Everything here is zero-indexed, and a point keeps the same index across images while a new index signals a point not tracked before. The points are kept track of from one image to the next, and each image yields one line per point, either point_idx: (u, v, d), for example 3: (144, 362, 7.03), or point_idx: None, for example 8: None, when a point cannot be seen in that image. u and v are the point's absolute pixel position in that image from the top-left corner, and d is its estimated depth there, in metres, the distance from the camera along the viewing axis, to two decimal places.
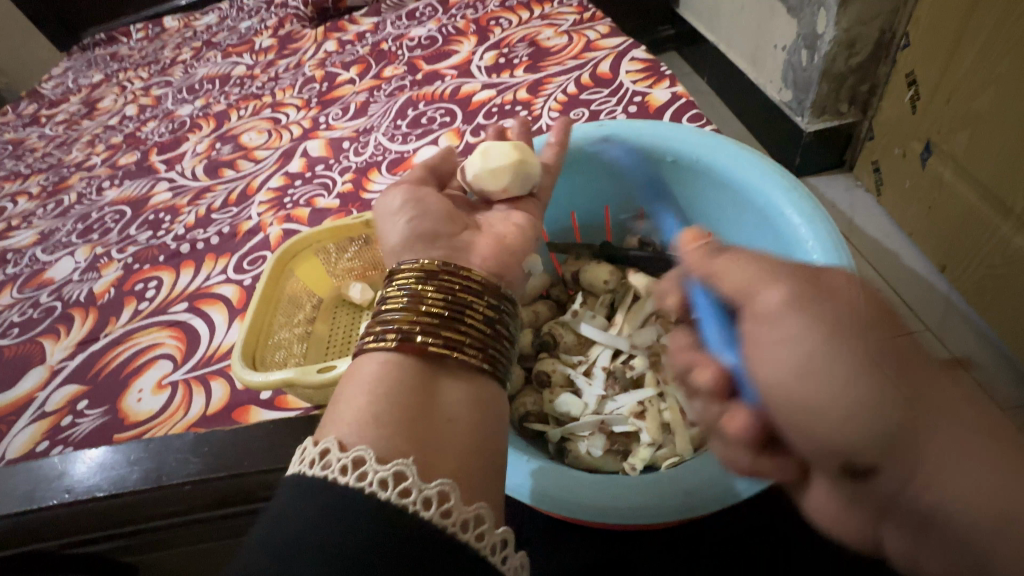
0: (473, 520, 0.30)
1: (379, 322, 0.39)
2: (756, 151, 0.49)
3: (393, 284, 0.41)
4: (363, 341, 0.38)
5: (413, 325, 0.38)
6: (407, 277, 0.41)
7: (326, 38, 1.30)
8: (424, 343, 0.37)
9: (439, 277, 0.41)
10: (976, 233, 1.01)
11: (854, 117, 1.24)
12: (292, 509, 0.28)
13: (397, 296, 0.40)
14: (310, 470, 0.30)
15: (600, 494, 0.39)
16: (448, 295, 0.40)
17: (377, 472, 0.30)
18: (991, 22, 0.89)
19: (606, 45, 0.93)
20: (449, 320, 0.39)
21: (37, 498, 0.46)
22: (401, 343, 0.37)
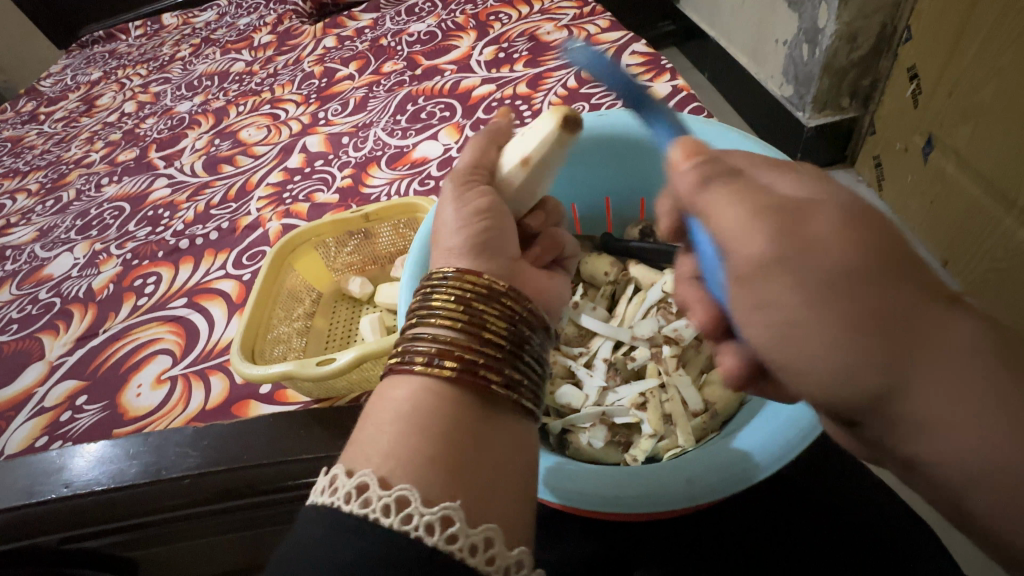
0: (518, 566, 0.30)
1: (436, 345, 0.37)
2: (755, 140, 0.49)
3: (449, 298, 0.39)
4: (414, 362, 0.36)
5: (474, 355, 0.36)
6: (468, 292, 0.39)
7: (324, 34, 1.29)
8: (485, 376, 0.36)
9: (499, 305, 0.40)
10: (979, 227, 1.01)
11: (855, 111, 1.24)
12: (332, 551, 0.28)
13: (459, 315, 0.38)
14: (349, 506, 0.29)
15: (606, 481, 0.39)
16: (508, 323, 0.40)
17: (423, 516, 0.29)
18: (993, 15, 0.89)
19: (606, 38, 0.93)
20: (508, 354, 0.38)
21: (35, 493, 0.46)
22: (458, 374, 0.36)
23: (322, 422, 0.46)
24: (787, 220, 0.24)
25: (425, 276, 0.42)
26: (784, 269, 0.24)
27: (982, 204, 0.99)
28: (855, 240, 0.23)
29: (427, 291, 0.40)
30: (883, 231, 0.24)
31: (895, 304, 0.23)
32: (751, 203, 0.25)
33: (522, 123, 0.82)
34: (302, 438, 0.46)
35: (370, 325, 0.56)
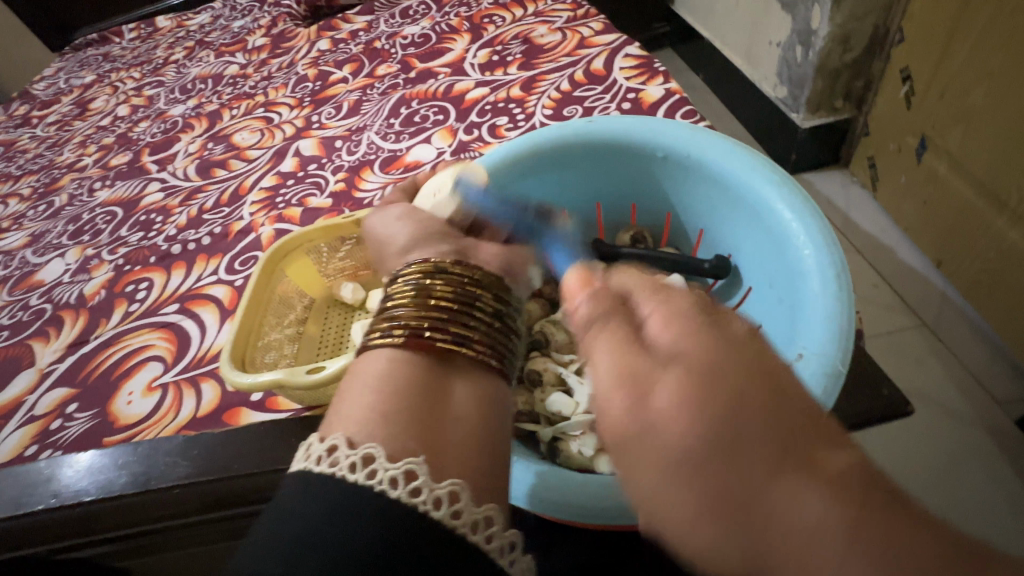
0: (483, 521, 0.29)
1: (388, 318, 0.37)
2: (747, 147, 0.49)
3: (404, 282, 0.40)
4: (371, 338, 0.37)
5: (422, 320, 0.36)
6: (419, 272, 0.40)
7: (319, 37, 1.29)
8: (433, 337, 0.35)
9: (447, 277, 0.40)
10: (973, 227, 1.01)
11: (849, 113, 1.24)
12: (298, 509, 0.27)
13: (408, 293, 0.39)
14: (318, 467, 0.29)
15: (585, 493, 0.38)
16: (459, 289, 0.39)
17: (387, 470, 0.28)
18: (985, 16, 0.89)
19: (600, 41, 0.93)
20: (459, 315, 0.37)
21: (24, 503, 0.45)
22: (407, 339, 0.35)
23: (314, 430, 0.46)
24: (644, 383, 0.24)
25: (388, 277, 0.44)
26: (641, 434, 0.23)
27: (975, 205, 1.00)
28: (696, 398, 0.22)
29: (387, 285, 0.41)
30: (734, 387, 0.22)
31: (740, 478, 0.20)
32: (620, 356, 0.26)
33: (515, 127, 0.82)
34: (293, 446, 0.45)
35: (361, 331, 0.56)
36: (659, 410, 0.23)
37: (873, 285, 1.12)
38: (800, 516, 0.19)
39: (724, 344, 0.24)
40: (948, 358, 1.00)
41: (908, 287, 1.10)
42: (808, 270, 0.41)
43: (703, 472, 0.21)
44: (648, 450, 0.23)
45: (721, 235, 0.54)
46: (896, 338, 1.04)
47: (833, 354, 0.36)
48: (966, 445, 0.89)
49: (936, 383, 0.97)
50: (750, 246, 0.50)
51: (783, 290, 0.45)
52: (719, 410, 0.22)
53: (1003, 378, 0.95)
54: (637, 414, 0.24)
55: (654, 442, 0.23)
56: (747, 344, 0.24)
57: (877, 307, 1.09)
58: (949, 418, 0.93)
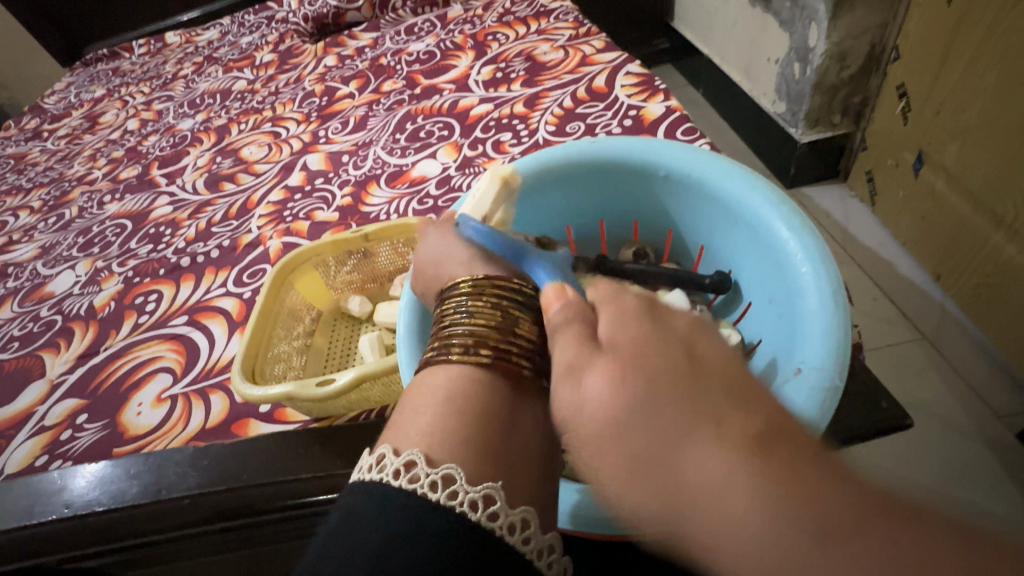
0: (519, 523, 0.30)
1: (472, 336, 0.38)
2: (746, 167, 0.50)
3: (480, 303, 0.41)
4: (452, 353, 0.37)
5: (507, 345, 0.38)
6: (498, 297, 0.42)
7: (325, 53, 1.32)
8: (518, 364, 0.38)
9: (525, 308, 0.42)
10: (970, 241, 1.02)
11: (846, 128, 1.26)
12: (381, 521, 0.29)
13: (490, 315, 0.40)
14: (398, 481, 0.30)
15: (615, 504, 0.36)
16: (534, 321, 0.41)
17: (428, 475, 0.30)
18: (978, 36, 0.91)
19: (601, 59, 0.95)
20: (536, 345, 0.40)
21: (37, 513, 0.46)
22: (494, 360, 0.37)
23: (321, 442, 0.47)
24: (581, 371, 0.30)
25: (450, 288, 0.44)
26: (579, 410, 0.29)
27: (973, 219, 1.01)
28: (626, 383, 0.27)
29: (457, 301, 0.42)
30: (650, 366, 0.27)
31: (658, 435, 0.25)
32: (569, 352, 0.32)
33: (519, 143, 0.84)
34: (302, 458, 0.46)
35: (368, 344, 0.57)
36: (592, 392, 0.28)
37: (873, 298, 1.13)
38: (703, 479, 0.23)
39: (658, 333, 0.30)
40: (949, 371, 1.00)
41: (908, 300, 1.11)
42: (806, 287, 0.42)
43: (618, 430, 0.26)
44: (586, 418, 0.28)
45: (721, 251, 0.55)
46: (896, 351, 1.04)
47: (831, 370, 0.36)
48: (968, 460, 0.90)
49: (937, 396, 0.97)
50: (749, 262, 0.51)
51: (783, 307, 0.45)
52: (639, 388, 0.27)
53: (1004, 392, 0.95)
54: (575, 395, 0.29)
55: (589, 414, 0.28)
56: (679, 340, 0.29)
57: (877, 320, 1.10)
58: (950, 431, 0.93)
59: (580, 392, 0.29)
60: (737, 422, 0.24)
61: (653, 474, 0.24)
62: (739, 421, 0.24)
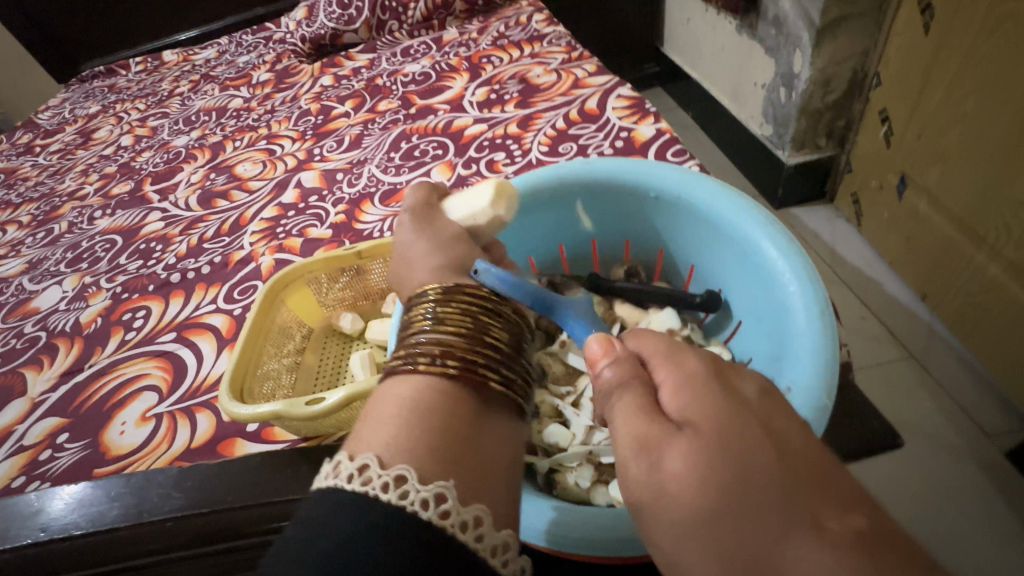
0: (470, 520, 0.29)
1: (439, 346, 0.37)
2: (736, 189, 0.51)
3: (452, 310, 0.40)
4: (416, 362, 0.36)
5: (474, 356, 0.37)
6: (470, 307, 0.41)
7: (322, 73, 1.34)
8: (486, 375, 0.37)
9: (499, 320, 0.42)
10: (953, 261, 1.04)
11: (832, 150, 1.29)
12: (328, 525, 0.28)
13: (459, 324, 0.39)
14: (351, 485, 0.29)
15: (597, 523, 0.36)
16: (505, 334, 0.41)
17: (380, 477, 0.29)
18: (955, 63, 0.94)
19: (593, 83, 0.97)
20: (504, 357, 0.39)
21: (12, 537, 0.45)
22: (461, 373, 0.36)
23: (310, 462, 0.46)
24: (661, 447, 0.30)
25: (421, 289, 0.43)
26: (659, 493, 0.29)
27: (955, 240, 1.03)
28: (710, 470, 0.27)
29: (428, 305, 0.41)
30: (739, 453, 0.27)
31: (741, 538, 0.26)
32: (639, 427, 0.31)
33: (512, 163, 0.84)
34: (289, 479, 0.45)
35: (359, 361, 0.56)
36: (673, 473, 0.29)
37: (862, 316, 1.15)
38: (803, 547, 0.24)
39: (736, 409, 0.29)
40: (938, 392, 1.00)
41: (896, 319, 1.12)
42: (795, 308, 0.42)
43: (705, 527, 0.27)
44: (669, 508, 0.28)
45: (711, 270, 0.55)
46: (886, 370, 1.05)
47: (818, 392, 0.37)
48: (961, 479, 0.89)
49: (925, 415, 0.98)
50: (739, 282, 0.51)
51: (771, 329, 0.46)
52: (723, 488, 0.27)
53: (996, 412, 0.96)
54: (654, 471, 0.29)
55: (671, 501, 0.28)
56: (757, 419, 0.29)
57: (865, 339, 1.11)
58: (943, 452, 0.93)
59: (658, 473, 0.29)
60: (837, 525, 0.24)
61: (749, 569, 0.25)
62: (839, 524, 0.24)
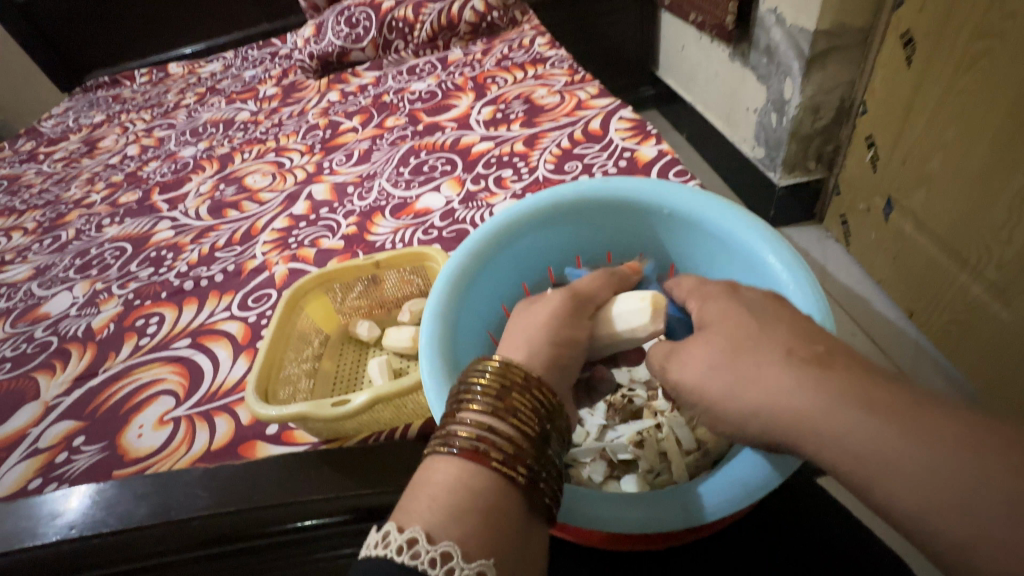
0: None
1: (510, 443, 0.34)
2: (744, 209, 0.52)
3: (524, 401, 0.37)
4: (456, 444, 0.34)
5: (540, 463, 0.34)
6: (539, 400, 0.38)
7: (329, 89, 1.37)
8: (548, 489, 0.34)
9: (559, 422, 0.39)
10: (938, 281, 1.09)
11: (821, 173, 1.35)
12: None
13: (528, 421, 0.36)
14: (400, 558, 0.28)
15: (616, 504, 0.37)
16: (561, 438, 0.38)
17: (427, 551, 0.28)
18: (937, 95, 1.00)
19: (595, 105, 1.01)
20: (561, 466, 0.37)
21: (39, 535, 0.46)
22: (528, 484, 0.33)
23: (332, 463, 0.48)
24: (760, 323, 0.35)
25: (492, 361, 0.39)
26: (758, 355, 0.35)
27: (939, 261, 1.08)
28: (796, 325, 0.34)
29: (500, 383, 0.38)
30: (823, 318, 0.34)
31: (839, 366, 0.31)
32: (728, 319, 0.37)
33: (519, 179, 0.88)
34: (312, 479, 0.47)
35: (377, 367, 0.58)
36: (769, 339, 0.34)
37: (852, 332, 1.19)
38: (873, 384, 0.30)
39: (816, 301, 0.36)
40: None
41: (884, 335, 1.16)
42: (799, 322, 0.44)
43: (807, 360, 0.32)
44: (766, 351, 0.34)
45: None
46: None
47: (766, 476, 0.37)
48: None
49: None
50: None
51: None
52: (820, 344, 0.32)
53: None
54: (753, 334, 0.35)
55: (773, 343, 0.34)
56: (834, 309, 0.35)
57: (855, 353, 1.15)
58: None
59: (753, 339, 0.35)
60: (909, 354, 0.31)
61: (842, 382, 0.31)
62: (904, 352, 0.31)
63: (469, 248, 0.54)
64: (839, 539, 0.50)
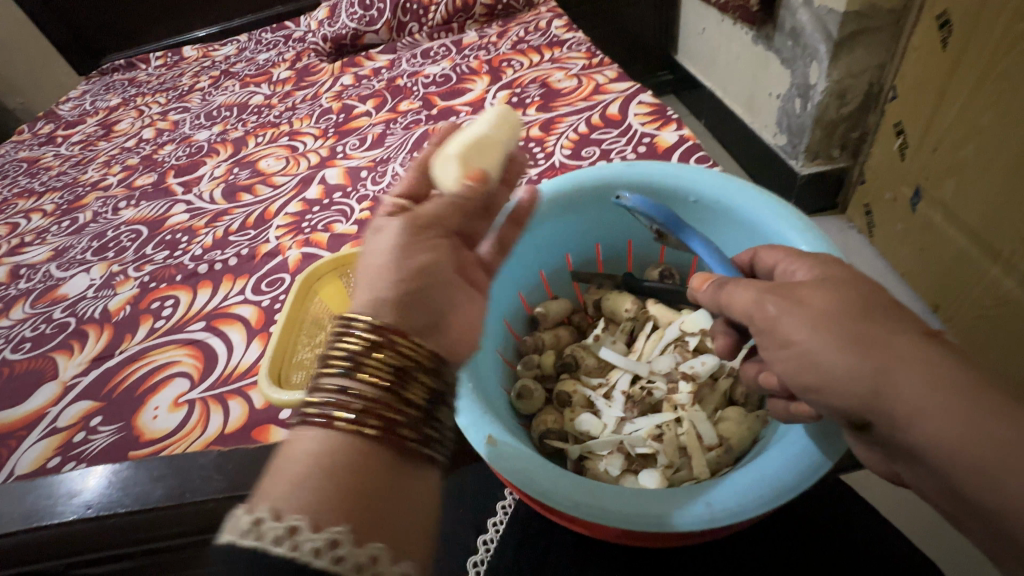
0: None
1: (361, 401, 0.33)
2: (776, 195, 0.50)
3: (380, 354, 0.34)
4: (314, 413, 0.33)
5: (398, 416, 0.33)
6: (402, 349, 0.35)
7: (342, 72, 1.36)
8: (407, 440, 0.33)
9: (433, 371, 0.37)
10: (967, 274, 1.05)
11: (845, 161, 1.31)
12: None
13: (386, 374, 0.34)
14: (277, 549, 0.26)
15: (617, 498, 0.37)
16: (434, 386, 0.37)
17: (314, 540, 0.26)
18: (973, 79, 0.96)
19: (614, 88, 0.98)
20: (431, 414, 0.35)
21: (56, 513, 0.46)
22: (381, 438, 0.32)
23: None
24: None
25: (346, 314, 0.36)
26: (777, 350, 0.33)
27: (969, 253, 1.04)
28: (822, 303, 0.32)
29: (352, 338, 0.35)
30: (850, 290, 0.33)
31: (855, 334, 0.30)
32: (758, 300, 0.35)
33: (535, 165, 0.86)
34: None
35: None
36: None
37: None
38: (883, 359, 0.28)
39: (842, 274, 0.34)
40: None
41: None
42: None
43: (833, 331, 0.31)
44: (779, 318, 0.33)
45: None
46: None
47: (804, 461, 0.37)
48: None
49: None
50: None
51: None
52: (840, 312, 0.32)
53: None
54: None
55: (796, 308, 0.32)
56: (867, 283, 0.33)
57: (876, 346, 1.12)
58: None
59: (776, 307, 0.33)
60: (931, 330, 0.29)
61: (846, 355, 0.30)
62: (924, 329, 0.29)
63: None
64: (865, 537, 0.49)
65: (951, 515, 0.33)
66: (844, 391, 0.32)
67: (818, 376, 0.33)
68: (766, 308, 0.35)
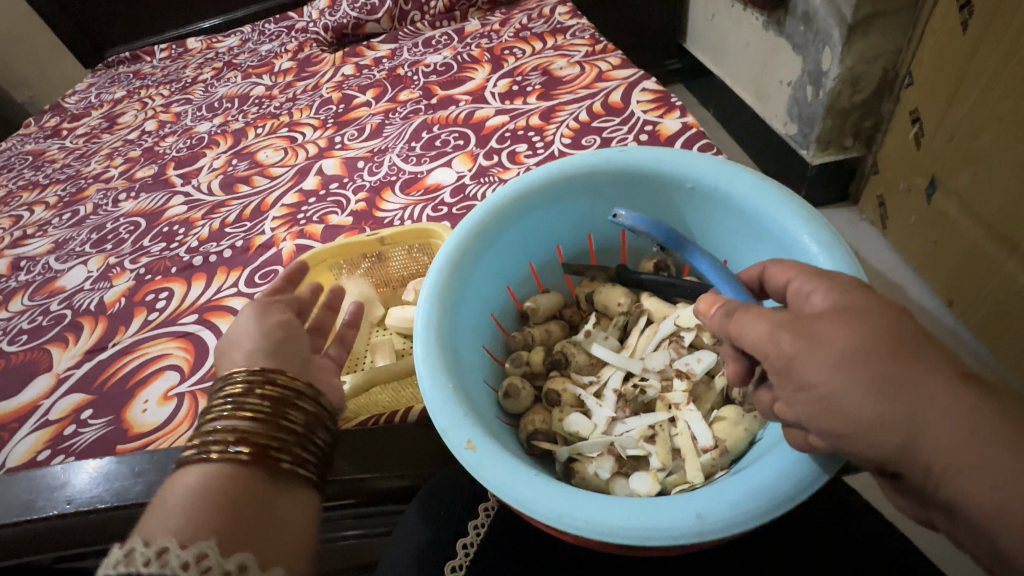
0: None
1: (234, 432, 0.40)
2: (778, 183, 0.48)
3: (257, 393, 0.43)
4: (198, 447, 0.40)
5: (272, 440, 0.41)
6: (274, 388, 0.43)
7: (343, 62, 1.34)
8: (279, 459, 0.40)
9: (303, 406, 0.44)
10: (983, 267, 1.01)
11: (858, 151, 1.27)
12: None
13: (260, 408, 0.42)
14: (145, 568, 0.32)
15: (600, 508, 0.35)
16: (309, 414, 0.44)
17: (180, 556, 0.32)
18: (993, 64, 0.91)
19: (617, 76, 0.96)
20: (303, 437, 0.43)
21: (38, 508, 0.46)
22: (252, 458, 0.39)
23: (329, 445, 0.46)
24: None
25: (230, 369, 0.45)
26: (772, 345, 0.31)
27: (985, 246, 1.00)
28: None
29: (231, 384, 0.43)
30: None
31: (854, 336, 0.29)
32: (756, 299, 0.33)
33: (534, 154, 0.84)
34: None
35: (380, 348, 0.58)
36: None
37: None
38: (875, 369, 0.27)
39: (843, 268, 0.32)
40: None
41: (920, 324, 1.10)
42: None
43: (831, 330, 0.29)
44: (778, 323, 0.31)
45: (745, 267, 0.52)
46: None
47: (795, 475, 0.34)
48: None
49: None
50: None
51: None
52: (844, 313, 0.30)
53: None
54: None
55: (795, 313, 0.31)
56: None
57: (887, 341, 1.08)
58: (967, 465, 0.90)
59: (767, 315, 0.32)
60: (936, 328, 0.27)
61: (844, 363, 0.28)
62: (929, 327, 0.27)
63: (474, 222, 0.51)
64: (866, 542, 0.47)
65: (956, 530, 0.31)
66: (841, 391, 0.30)
67: (813, 378, 0.30)
68: (769, 318, 0.32)
